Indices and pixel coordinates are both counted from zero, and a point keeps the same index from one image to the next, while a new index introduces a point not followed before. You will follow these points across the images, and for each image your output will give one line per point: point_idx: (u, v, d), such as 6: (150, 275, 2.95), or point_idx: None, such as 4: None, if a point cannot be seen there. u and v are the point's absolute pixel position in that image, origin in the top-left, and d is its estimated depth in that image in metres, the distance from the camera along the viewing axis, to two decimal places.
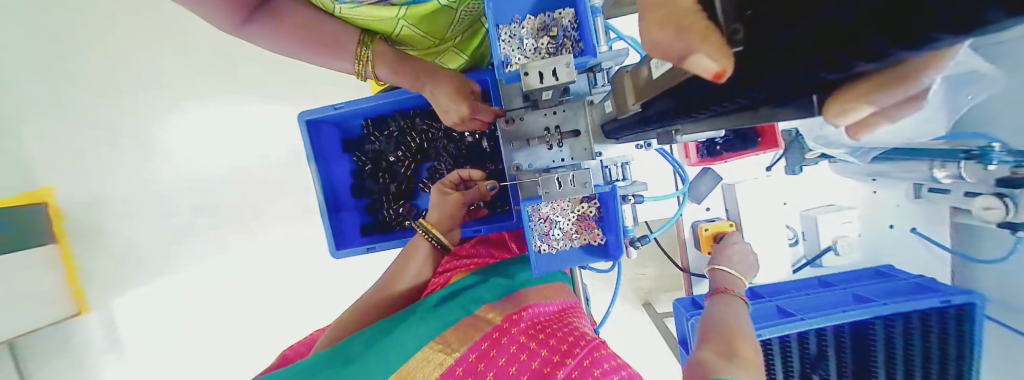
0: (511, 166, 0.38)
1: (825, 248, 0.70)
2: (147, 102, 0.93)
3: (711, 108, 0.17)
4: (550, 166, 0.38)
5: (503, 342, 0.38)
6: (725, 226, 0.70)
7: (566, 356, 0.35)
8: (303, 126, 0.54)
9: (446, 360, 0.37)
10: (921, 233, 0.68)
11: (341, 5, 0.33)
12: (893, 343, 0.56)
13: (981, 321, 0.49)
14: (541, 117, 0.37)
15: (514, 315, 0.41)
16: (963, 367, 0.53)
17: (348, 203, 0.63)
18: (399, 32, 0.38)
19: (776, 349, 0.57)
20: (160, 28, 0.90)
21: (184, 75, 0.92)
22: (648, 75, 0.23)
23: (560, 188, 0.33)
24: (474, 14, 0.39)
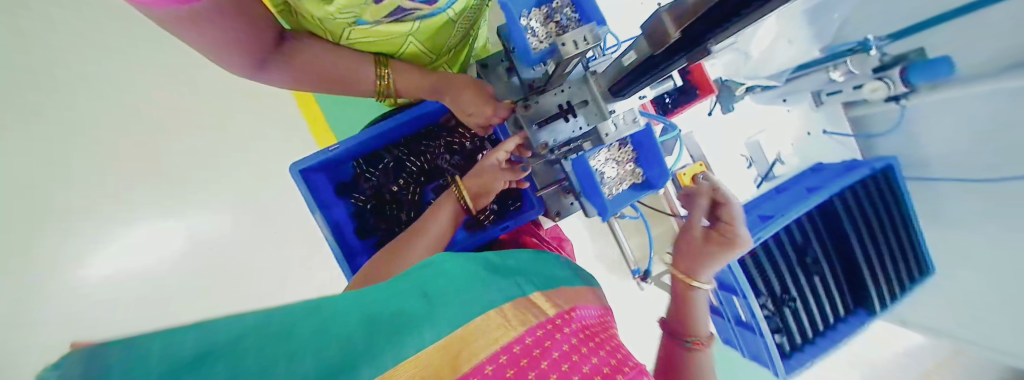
0: (539, 145, 0.43)
1: (772, 162, 0.83)
2: (86, 222, 0.88)
3: (754, 4, 0.19)
4: (571, 137, 0.43)
5: (559, 336, 0.32)
6: (699, 167, 0.78)
7: (618, 371, 0.30)
8: (297, 176, 0.54)
9: (502, 337, 0.29)
10: (830, 131, 0.83)
11: (354, 29, 0.42)
12: (855, 218, 0.67)
13: (902, 176, 0.66)
14: (552, 97, 0.43)
15: (566, 314, 0.36)
16: (907, 214, 0.67)
17: (355, 246, 0.60)
18: (405, 49, 0.49)
19: (771, 243, 0.66)
20: (98, 150, 0.91)
21: (132, 186, 0.93)
22: (683, 3, 0.22)
23: (617, 128, 0.40)
24: (461, 31, 0.51)
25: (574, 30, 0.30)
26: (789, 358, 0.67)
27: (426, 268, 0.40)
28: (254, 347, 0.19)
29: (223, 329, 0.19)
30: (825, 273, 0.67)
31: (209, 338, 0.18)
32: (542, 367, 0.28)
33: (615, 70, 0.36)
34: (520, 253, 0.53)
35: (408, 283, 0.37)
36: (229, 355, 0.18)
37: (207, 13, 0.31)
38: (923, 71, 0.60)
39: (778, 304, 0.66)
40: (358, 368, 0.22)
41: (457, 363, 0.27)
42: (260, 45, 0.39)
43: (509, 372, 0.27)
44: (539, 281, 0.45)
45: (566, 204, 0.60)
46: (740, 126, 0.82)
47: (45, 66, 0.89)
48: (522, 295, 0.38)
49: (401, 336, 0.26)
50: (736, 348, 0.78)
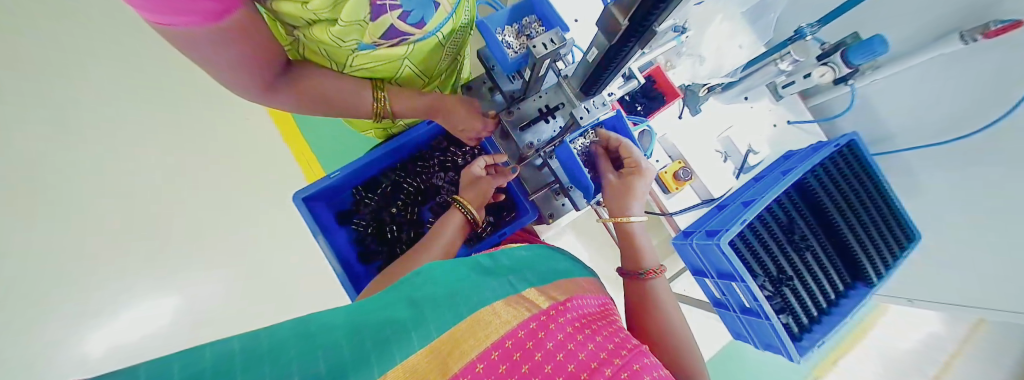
0: (525, 144, 0.56)
1: (746, 153, 0.88)
2: (155, 268, 1.09)
3: (660, 5, 0.25)
4: (553, 135, 0.56)
5: (552, 328, 0.32)
6: (678, 165, 0.84)
7: (614, 355, 0.30)
8: (300, 203, 0.65)
9: (494, 334, 0.30)
10: (794, 121, 0.88)
11: (360, 52, 0.53)
12: (831, 191, 0.71)
13: (868, 151, 0.72)
14: (533, 102, 0.56)
15: (559, 305, 0.37)
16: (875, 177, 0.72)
17: (360, 270, 0.70)
18: (403, 71, 0.63)
19: (757, 223, 0.70)
20: (165, 211, 1.15)
21: (186, 239, 1.13)
22: (616, 9, 0.30)
23: (590, 112, 0.51)
24: (449, 56, 0.68)
25: (542, 37, 0.40)
26: (800, 340, 0.67)
27: (420, 278, 0.41)
28: (239, 371, 0.20)
29: (208, 355, 0.21)
30: (816, 249, 0.69)
31: (196, 363, 0.20)
32: (536, 359, 0.29)
33: (584, 68, 0.45)
34: (520, 251, 0.55)
35: (401, 295, 0.38)
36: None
37: (249, 58, 0.42)
38: (861, 51, 0.65)
39: (777, 285, 0.67)
40: (347, 377, 0.23)
41: (448, 363, 0.27)
42: (274, 76, 0.49)
43: (502, 367, 0.27)
44: (534, 277, 0.45)
45: (558, 205, 0.67)
46: (710, 125, 0.89)
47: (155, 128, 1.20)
48: (514, 294, 0.39)
49: (389, 345, 0.27)
50: (749, 342, 0.77)
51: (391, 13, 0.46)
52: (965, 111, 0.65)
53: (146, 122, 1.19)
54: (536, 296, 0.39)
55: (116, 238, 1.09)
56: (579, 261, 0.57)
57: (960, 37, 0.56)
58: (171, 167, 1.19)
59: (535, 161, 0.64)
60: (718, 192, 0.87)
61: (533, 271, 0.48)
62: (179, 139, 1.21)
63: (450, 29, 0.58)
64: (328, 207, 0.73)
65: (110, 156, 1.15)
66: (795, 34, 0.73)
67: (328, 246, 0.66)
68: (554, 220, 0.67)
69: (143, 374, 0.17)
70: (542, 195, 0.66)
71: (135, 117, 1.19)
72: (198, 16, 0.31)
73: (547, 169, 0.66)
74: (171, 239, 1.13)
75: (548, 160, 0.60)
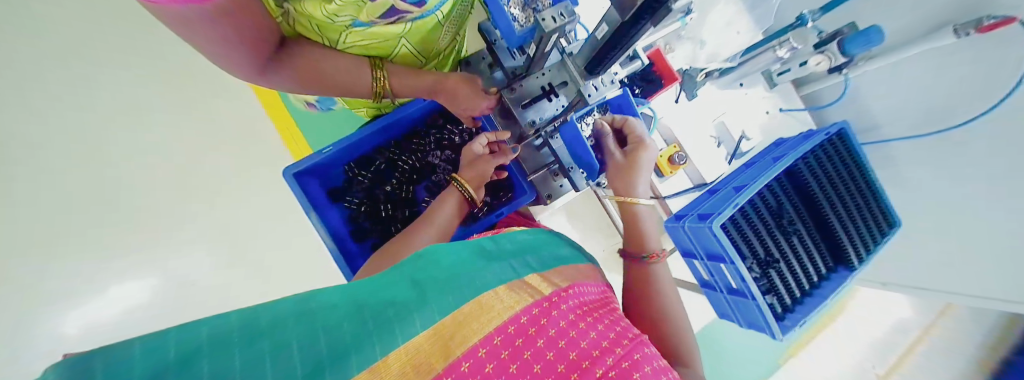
0: (527, 123, 0.56)
1: (739, 139, 0.88)
2: (132, 243, 1.05)
3: None
4: (555, 114, 0.56)
5: (554, 314, 0.32)
6: (673, 149, 0.85)
7: (614, 344, 0.30)
8: (291, 179, 0.63)
9: (496, 318, 0.30)
10: (786, 109, 0.88)
11: (354, 29, 0.50)
12: (821, 179, 0.73)
13: (856, 141, 0.74)
14: (537, 79, 0.55)
15: (562, 292, 0.37)
16: (863, 167, 0.74)
17: (354, 249, 0.69)
18: (399, 51, 0.61)
19: (748, 208, 0.71)
20: (141, 184, 1.10)
21: (167, 214, 1.10)
22: None
23: (597, 90, 0.51)
24: (449, 36, 0.65)
25: (552, 9, 0.39)
26: (783, 319, 0.70)
27: (422, 258, 0.41)
28: (239, 350, 0.20)
29: (206, 333, 0.20)
30: (802, 235, 0.72)
31: (194, 340, 0.19)
32: (538, 346, 0.29)
33: (591, 46, 0.46)
34: (521, 234, 0.55)
35: (402, 275, 0.37)
36: (211, 360, 0.18)
37: (231, 39, 0.40)
38: (856, 42, 0.65)
39: (765, 267, 0.70)
40: (347, 360, 0.22)
41: (449, 347, 0.27)
42: (257, 57, 0.47)
43: (504, 353, 0.28)
44: (536, 262, 0.45)
45: (556, 186, 0.67)
46: (707, 110, 0.88)
47: (139, 95, 1.15)
48: (517, 277, 0.39)
49: (391, 327, 0.27)
50: (733, 321, 0.81)
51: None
52: (950, 105, 0.67)
53: (128, 88, 1.15)
54: (539, 282, 0.39)
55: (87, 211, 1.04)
56: (579, 244, 0.57)
57: (955, 30, 0.56)
58: (149, 137, 1.14)
59: (534, 141, 0.65)
60: (709, 177, 0.89)
61: (535, 256, 0.47)
62: (163, 108, 1.17)
63: (449, 8, 0.55)
64: (319, 184, 0.71)
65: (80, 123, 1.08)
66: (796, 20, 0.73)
67: (321, 224, 0.65)
68: (552, 201, 0.67)
69: (137, 352, 0.16)
70: (541, 176, 0.67)
71: (109, 84, 1.13)
72: None
73: (547, 150, 0.66)
74: (152, 210, 1.09)
75: (549, 140, 0.60)
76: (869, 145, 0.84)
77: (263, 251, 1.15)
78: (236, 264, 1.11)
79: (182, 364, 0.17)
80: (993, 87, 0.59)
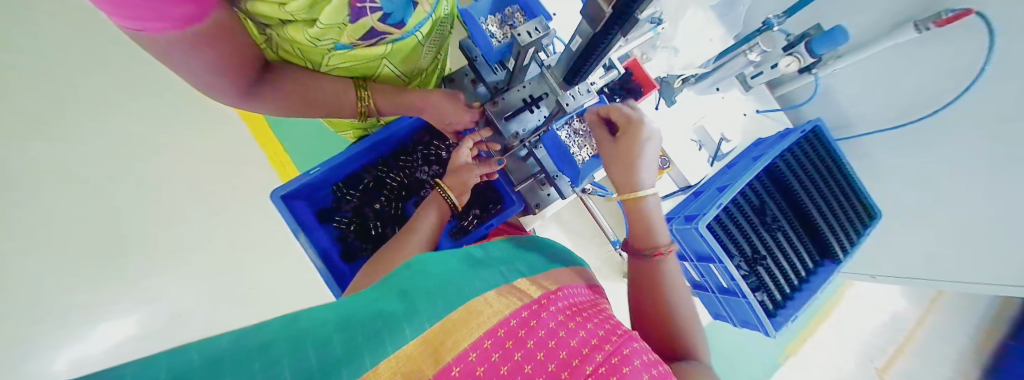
0: (510, 134, 0.56)
1: (719, 141, 0.90)
2: None
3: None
4: (537, 124, 0.57)
5: (544, 316, 0.33)
6: (656, 154, 0.87)
7: (604, 341, 0.31)
8: (278, 201, 0.63)
9: (487, 322, 0.31)
10: (762, 110, 0.92)
11: (336, 52, 0.51)
12: (799, 175, 0.76)
13: (830, 136, 0.77)
14: (517, 93, 0.57)
15: (550, 294, 0.38)
16: (838, 161, 0.77)
17: (344, 269, 0.68)
18: (381, 71, 0.62)
19: (732, 207, 0.73)
20: None
21: (148, 244, 1.07)
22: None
23: (576, 99, 0.52)
24: (429, 55, 0.67)
25: (526, 26, 0.40)
26: (774, 315, 0.71)
27: (411, 270, 0.41)
28: (229, 369, 0.20)
29: (195, 356, 0.20)
30: (787, 230, 0.74)
31: (182, 363, 0.19)
32: (528, 347, 0.29)
33: (569, 57, 0.47)
34: (510, 243, 0.56)
35: (389, 288, 0.37)
36: (202, 378, 0.18)
37: (215, 65, 0.41)
38: (823, 42, 0.69)
39: (752, 264, 0.71)
40: (340, 370, 0.22)
41: (441, 353, 0.27)
42: (243, 83, 0.47)
43: (495, 355, 0.28)
44: (525, 268, 0.46)
45: (543, 196, 0.68)
46: (687, 114, 0.91)
47: (117, 126, 1.13)
48: (506, 284, 0.40)
49: (381, 337, 0.27)
50: (727, 321, 0.81)
51: (372, 17, 0.45)
52: (916, 96, 0.71)
53: (108, 119, 1.13)
54: (527, 286, 0.39)
55: None
56: (568, 251, 0.58)
57: (916, 25, 0.61)
58: (130, 166, 1.12)
59: (519, 152, 0.66)
60: (694, 179, 0.90)
61: (525, 262, 0.48)
62: (144, 139, 1.15)
63: (429, 28, 0.57)
64: (307, 205, 0.71)
65: None
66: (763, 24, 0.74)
67: (310, 245, 0.64)
68: (540, 211, 0.68)
69: (126, 372, 0.16)
70: (529, 185, 0.68)
71: (89, 115, 1.11)
72: (169, 22, 0.31)
73: (532, 161, 0.67)
74: None
75: (533, 150, 0.61)
76: (844, 140, 0.88)
77: (255, 278, 1.12)
78: (225, 294, 1.08)
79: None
80: (957, 78, 0.63)
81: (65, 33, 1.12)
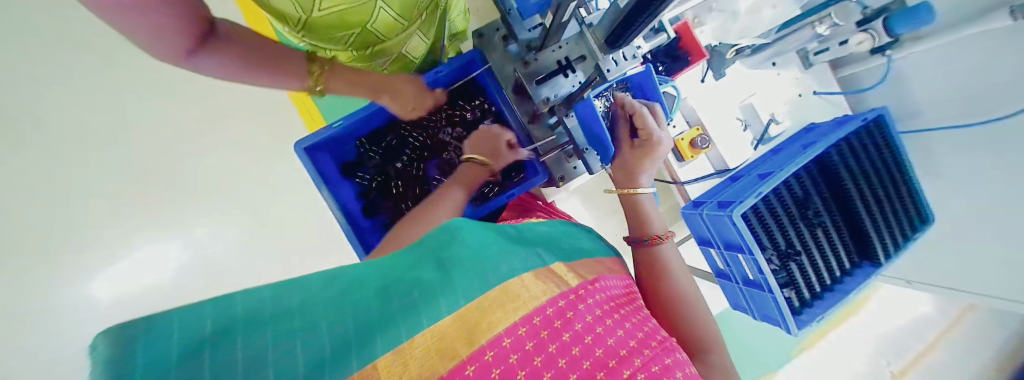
0: (541, 99, 0.53)
1: (767, 122, 0.82)
2: (145, 203, 1.04)
3: None
4: (572, 90, 0.53)
5: (582, 308, 0.31)
6: (696, 132, 0.79)
7: (643, 347, 0.30)
8: (301, 153, 0.63)
9: (524, 306, 0.29)
10: (822, 92, 0.82)
11: None
12: (852, 169, 0.68)
13: (896, 131, 0.67)
14: (552, 53, 0.52)
15: (590, 286, 0.36)
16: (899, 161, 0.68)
17: (365, 225, 0.70)
18: (375, 15, 0.56)
19: (771, 198, 0.67)
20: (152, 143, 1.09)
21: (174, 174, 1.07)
22: None
23: (617, 65, 0.48)
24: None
25: None
26: (800, 313, 0.67)
27: (448, 229, 0.39)
28: (271, 324, 0.22)
29: (240, 301, 0.22)
30: (828, 228, 0.68)
31: (233, 313, 0.21)
32: (564, 339, 0.28)
33: (613, 17, 0.42)
34: (545, 226, 0.52)
35: (426, 252, 0.37)
36: (246, 337, 0.20)
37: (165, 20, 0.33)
38: (907, 18, 0.57)
39: (784, 259, 0.67)
40: (374, 336, 0.24)
41: (476, 331, 0.27)
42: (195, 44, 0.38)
43: (528, 345, 0.27)
44: (560, 253, 0.44)
45: (570, 168, 0.65)
46: (735, 91, 0.82)
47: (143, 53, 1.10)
48: (543, 266, 0.37)
49: (416, 307, 0.27)
50: (747, 313, 0.78)
51: None
52: (996, 95, 0.60)
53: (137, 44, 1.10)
54: (565, 273, 0.38)
55: (93, 167, 1.02)
56: (601, 237, 0.56)
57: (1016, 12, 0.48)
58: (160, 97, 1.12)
59: (548, 120, 0.63)
60: (733, 163, 0.83)
61: (563, 247, 0.46)
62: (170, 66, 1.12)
63: None
64: (331, 160, 0.72)
65: (82, 75, 1.03)
66: None
67: (332, 199, 0.66)
68: (564, 183, 0.66)
69: (176, 325, 0.18)
70: (554, 156, 0.65)
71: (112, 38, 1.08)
72: None
73: (560, 130, 0.64)
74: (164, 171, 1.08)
75: (566, 118, 0.57)
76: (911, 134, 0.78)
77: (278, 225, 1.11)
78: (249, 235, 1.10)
79: (218, 337, 0.19)
80: None
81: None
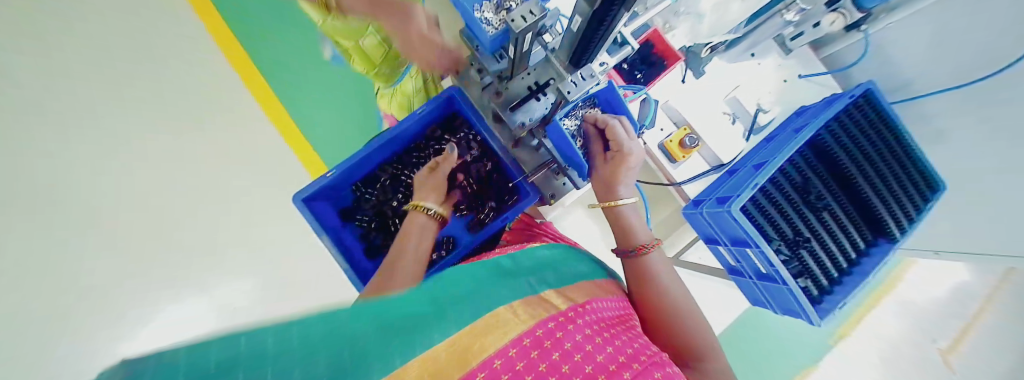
0: (517, 125, 0.56)
1: (755, 112, 0.83)
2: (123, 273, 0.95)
3: None
4: (544, 112, 0.55)
5: (571, 328, 0.32)
6: (683, 132, 0.81)
7: (632, 361, 0.30)
8: (300, 205, 0.66)
9: (510, 332, 0.29)
10: (806, 75, 0.81)
11: None
12: (845, 146, 0.67)
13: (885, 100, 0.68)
14: (521, 80, 0.55)
15: (579, 308, 0.37)
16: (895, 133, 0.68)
17: (367, 266, 0.72)
18: None
19: (771, 186, 0.66)
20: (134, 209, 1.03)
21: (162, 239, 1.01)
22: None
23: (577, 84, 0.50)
24: None
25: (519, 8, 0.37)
26: (820, 303, 0.66)
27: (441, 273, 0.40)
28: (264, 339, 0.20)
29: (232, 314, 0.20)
30: (833, 209, 0.66)
31: (260, 337, 0.20)
32: (553, 358, 0.28)
33: (571, 39, 0.45)
34: (539, 252, 0.53)
35: (417, 288, 0.36)
36: (231, 349, 0.18)
37: None
38: None
39: (794, 247, 0.65)
40: (368, 363, 0.22)
41: (467, 356, 0.26)
42: None
43: (520, 364, 0.27)
44: (552, 279, 0.44)
45: (559, 185, 0.66)
46: (715, 87, 0.83)
47: None
48: (532, 294, 0.38)
49: (412, 335, 0.26)
50: (767, 308, 0.76)
51: None
52: (985, 52, 0.60)
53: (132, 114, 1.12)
54: (554, 298, 0.38)
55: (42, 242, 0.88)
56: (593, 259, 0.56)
57: None
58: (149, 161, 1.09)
59: (530, 142, 0.65)
60: (726, 157, 0.83)
61: (556, 271, 0.46)
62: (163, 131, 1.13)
63: None
64: (330, 206, 0.74)
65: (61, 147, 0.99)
66: None
67: (333, 245, 0.68)
68: (555, 200, 0.67)
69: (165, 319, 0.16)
70: (542, 175, 0.66)
71: None
72: None
73: (544, 150, 0.65)
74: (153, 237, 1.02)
75: (541, 140, 0.61)
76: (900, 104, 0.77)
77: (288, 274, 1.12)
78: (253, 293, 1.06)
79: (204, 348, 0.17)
80: None
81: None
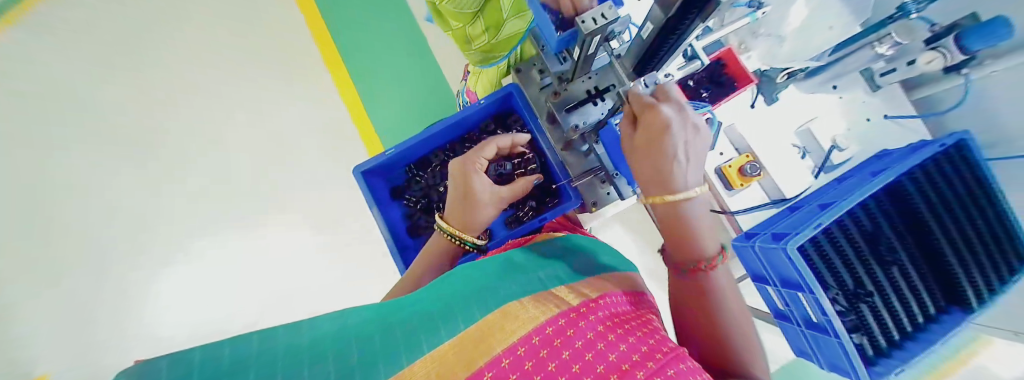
0: (570, 126, 0.55)
1: (830, 149, 0.74)
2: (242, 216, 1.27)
3: None
4: (600, 117, 0.55)
5: (583, 325, 0.32)
6: (744, 159, 0.75)
7: (647, 359, 0.28)
8: (359, 177, 0.72)
9: (518, 329, 0.30)
10: (893, 116, 0.72)
11: None
12: (931, 195, 0.59)
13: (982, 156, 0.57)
14: (581, 83, 0.56)
15: (591, 303, 0.36)
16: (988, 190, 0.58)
17: (408, 242, 0.76)
18: None
19: (834, 230, 0.60)
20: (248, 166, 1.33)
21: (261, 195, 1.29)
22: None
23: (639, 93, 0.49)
24: None
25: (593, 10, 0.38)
26: (874, 364, 0.57)
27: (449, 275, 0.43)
28: (280, 356, 0.23)
29: (252, 343, 0.23)
30: (907, 265, 0.58)
31: (243, 351, 0.22)
32: (564, 357, 0.28)
33: (639, 48, 0.44)
34: (549, 245, 0.56)
35: (426, 292, 0.39)
36: (255, 365, 0.21)
37: None
38: (980, 34, 0.51)
39: (853, 301, 0.58)
40: (377, 365, 0.24)
41: (473, 354, 0.27)
42: None
43: (528, 364, 0.27)
44: (566, 275, 0.44)
45: (602, 194, 0.64)
46: (788, 115, 0.77)
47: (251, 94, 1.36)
48: (544, 290, 0.39)
49: (418, 337, 0.28)
50: (813, 360, 0.68)
51: None
52: None
53: (249, 87, 1.38)
54: (566, 294, 0.38)
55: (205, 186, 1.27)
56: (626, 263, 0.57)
57: None
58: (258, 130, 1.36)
59: (581, 147, 0.65)
60: (790, 193, 0.76)
61: (568, 268, 0.47)
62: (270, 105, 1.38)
63: None
64: (384, 183, 0.80)
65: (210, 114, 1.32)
66: (897, 10, 0.63)
67: (382, 218, 0.73)
68: (597, 209, 0.65)
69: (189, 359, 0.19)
70: (588, 181, 0.64)
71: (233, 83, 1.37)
72: None
73: (593, 156, 0.65)
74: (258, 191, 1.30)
75: (593, 145, 0.60)
76: None
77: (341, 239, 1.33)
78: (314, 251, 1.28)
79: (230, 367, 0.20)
80: None
81: (220, 20, 1.39)
